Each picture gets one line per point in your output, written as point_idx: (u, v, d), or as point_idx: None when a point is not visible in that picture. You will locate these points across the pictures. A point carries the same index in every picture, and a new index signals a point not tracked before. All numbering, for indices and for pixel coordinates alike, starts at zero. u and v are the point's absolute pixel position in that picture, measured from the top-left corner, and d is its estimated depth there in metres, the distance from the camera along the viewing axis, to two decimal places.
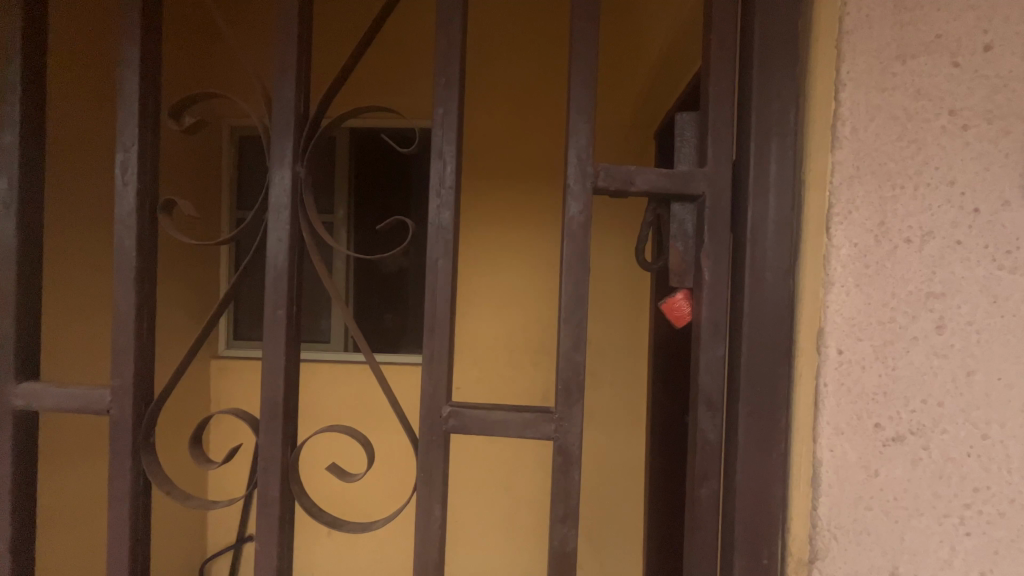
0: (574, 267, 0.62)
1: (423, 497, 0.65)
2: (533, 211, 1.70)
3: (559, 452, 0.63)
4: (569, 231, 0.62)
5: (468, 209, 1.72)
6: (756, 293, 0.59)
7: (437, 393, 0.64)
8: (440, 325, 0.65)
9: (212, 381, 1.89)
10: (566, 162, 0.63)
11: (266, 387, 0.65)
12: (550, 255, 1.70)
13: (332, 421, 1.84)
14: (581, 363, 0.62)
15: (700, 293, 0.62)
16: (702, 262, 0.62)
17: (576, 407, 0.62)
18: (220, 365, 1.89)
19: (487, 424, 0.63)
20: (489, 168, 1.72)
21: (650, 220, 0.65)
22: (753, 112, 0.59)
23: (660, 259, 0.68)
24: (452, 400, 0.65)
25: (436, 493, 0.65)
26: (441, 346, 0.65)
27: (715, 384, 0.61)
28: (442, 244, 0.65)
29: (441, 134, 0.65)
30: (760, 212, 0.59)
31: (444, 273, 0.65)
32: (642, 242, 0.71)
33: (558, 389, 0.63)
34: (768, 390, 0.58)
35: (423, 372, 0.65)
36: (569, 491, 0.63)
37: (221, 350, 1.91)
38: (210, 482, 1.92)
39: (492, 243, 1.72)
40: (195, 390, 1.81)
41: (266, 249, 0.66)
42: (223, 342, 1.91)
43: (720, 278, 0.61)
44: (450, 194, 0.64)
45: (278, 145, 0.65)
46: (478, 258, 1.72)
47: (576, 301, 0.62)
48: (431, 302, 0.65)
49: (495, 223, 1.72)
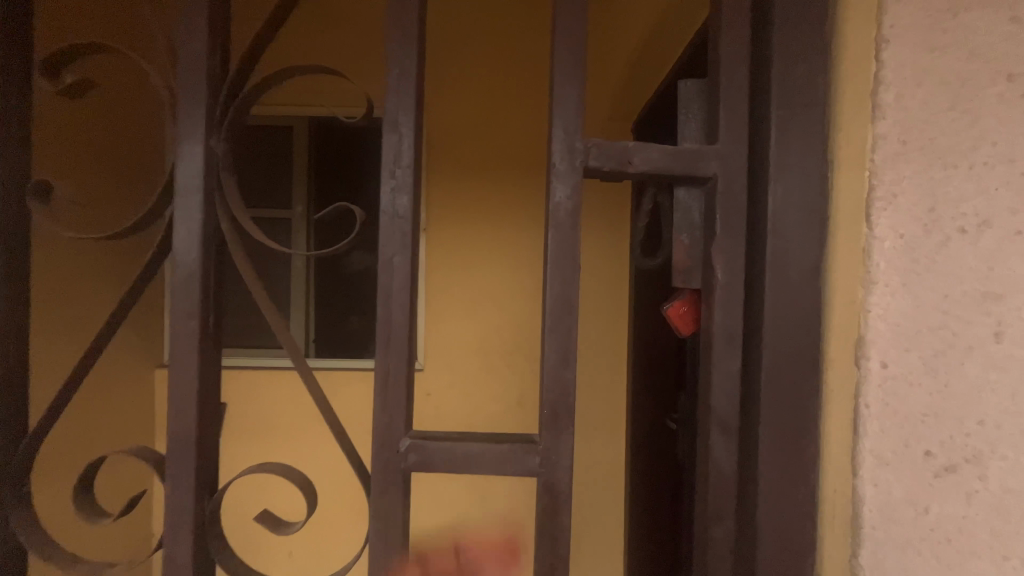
0: (559, 265, 0.51)
1: (379, 550, 0.52)
2: (507, 204, 1.58)
3: (544, 491, 0.52)
4: (555, 220, 0.51)
5: (436, 208, 1.59)
6: (779, 294, 0.49)
7: (393, 422, 0.52)
8: (395, 339, 0.52)
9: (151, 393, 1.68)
10: (550, 138, 0.52)
11: (174, 420, 0.52)
12: (525, 250, 1.59)
13: (286, 438, 1.69)
14: (570, 383, 0.51)
15: (712, 296, 0.51)
16: (713, 258, 0.51)
17: (566, 437, 0.51)
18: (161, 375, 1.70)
19: (456, 460, 0.52)
20: (460, 159, 1.59)
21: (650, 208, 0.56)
22: (774, 78, 0.49)
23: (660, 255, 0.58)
24: (411, 431, 0.53)
25: (393, 547, 0.53)
26: (399, 364, 0.52)
27: (730, 403, 0.51)
28: (399, 239, 0.52)
29: (396, 101, 0.53)
30: (784, 197, 0.49)
31: (401, 274, 0.52)
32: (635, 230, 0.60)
33: (543, 415, 0.51)
34: (797, 411, 0.49)
35: (375, 396, 0.52)
36: (556, 536, 0.52)
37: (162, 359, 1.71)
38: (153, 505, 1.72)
39: (463, 239, 1.59)
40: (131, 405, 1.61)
41: (172, 244, 0.52)
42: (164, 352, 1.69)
43: (733, 279, 0.51)
44: (408, 174, 0.52)
45: (185, 112, 0.51)
46: (446, 259, 1.59)
47: (563, 305, 0.51)
48: (385, 310, 0.52)
49: (462, 219, 1.59)
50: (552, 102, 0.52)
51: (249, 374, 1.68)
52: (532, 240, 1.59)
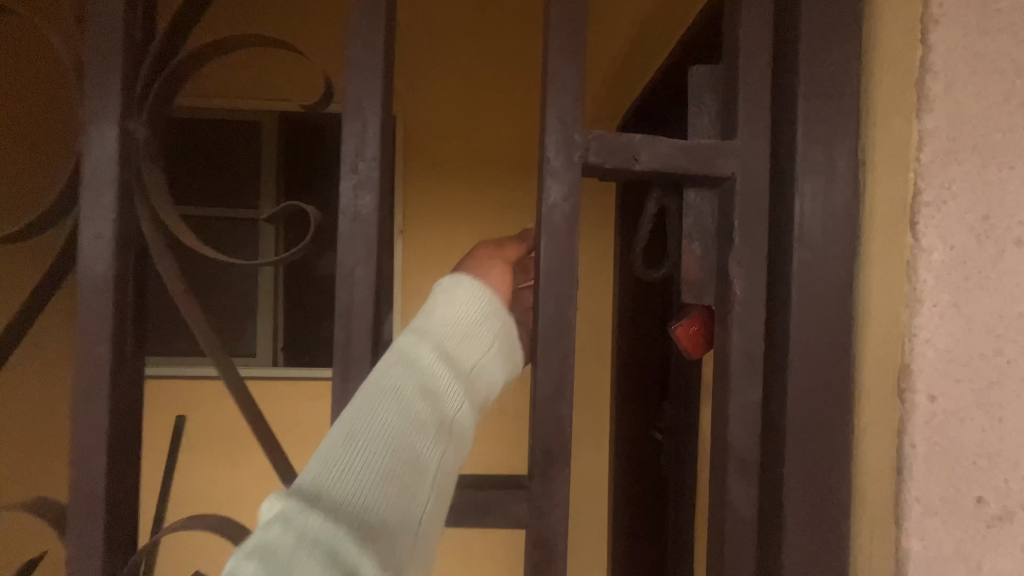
0: (552, 278, 0.43)
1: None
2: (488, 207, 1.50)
3: (535, 546, 0.44)
4: (548, 225, 0.43)
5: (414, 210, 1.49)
6: (808, 315, 0.42)
7: None
8: (354, 365, 0.44)
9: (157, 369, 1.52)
10: (543, 127, 0.44)
11: (79, 470, 0.42)
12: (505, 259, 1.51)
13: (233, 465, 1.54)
14: (566, 418, 0.43)
15: (729, 316, 0.45)
16: (731, 271, 0.45)
17: (561, 481, 0.43)
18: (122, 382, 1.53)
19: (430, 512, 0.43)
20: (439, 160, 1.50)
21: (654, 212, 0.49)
22: (801, 63, 0.43)
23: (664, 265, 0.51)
24: None
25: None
26: None
27: (749, 438, 0.44)
28: (361, 248, 0.44)
29: (360, 80, 0.44)
30: (813, 201, 0.42)
31: (363, 288, 0.44)
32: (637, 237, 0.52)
33: (534, 455, 0.43)
34: (829, 450, 0.42)
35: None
36: None
37: None
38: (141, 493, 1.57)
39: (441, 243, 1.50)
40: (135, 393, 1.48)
41: (79, 252, 0.42)
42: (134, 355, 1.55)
43: (754, 295, 0.44)
44: (373, 168, 0.44)
45: (96, 90, 0.42)
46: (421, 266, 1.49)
47: (558, 326, 0.43)
48: (345, 330, 0.44)
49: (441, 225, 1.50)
50: (544, 88, 0.44)
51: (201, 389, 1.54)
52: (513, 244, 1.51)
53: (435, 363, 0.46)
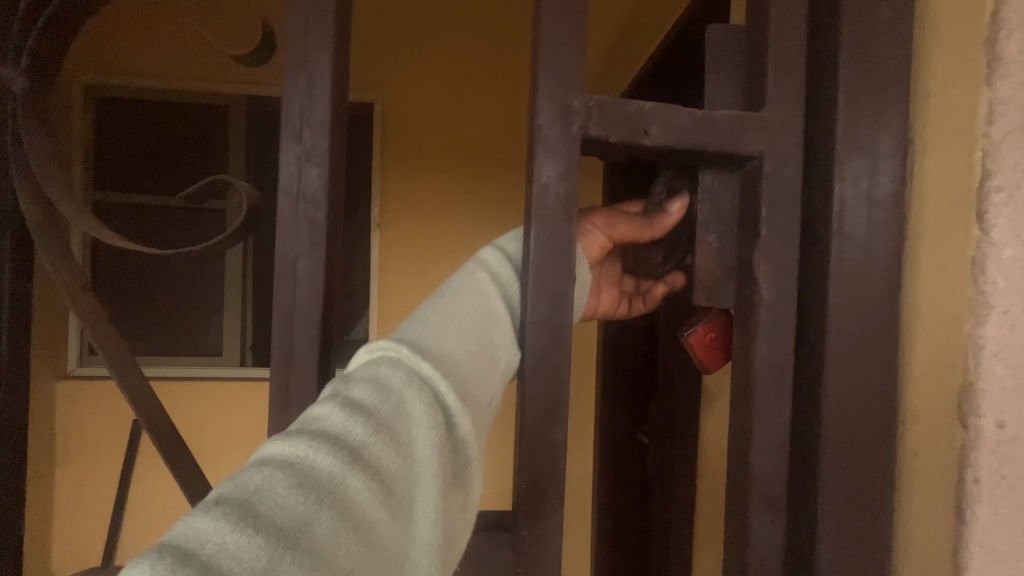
0: (542, 278, 0.35)
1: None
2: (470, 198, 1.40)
3: None
4: (540, 209, 0.35)
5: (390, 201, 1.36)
6: (847, 323, 0.35)
7: None
8: (295, 385, 0.36)
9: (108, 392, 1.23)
10: (535, 90, 0.36)
11: None
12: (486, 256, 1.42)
13: (154, 505, 1.25)
14: (559, 445, 0.36)
15: (753, 321, 0.37)
16: (756, 270, 0.37)
17: (552, 522, 0.36)
18: (68, 392, 1.21)
19: None
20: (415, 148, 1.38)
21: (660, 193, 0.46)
22: (846, 18, 0.35)
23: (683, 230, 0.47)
24: None
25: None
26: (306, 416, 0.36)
27: (776, 468, 0.37)
28: (305, 236, 0.35)
29: (306, 25, 0.35)
30: (855, 187, 0.36)
31: (309, 285, 0.35)
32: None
33: (520, 491, 0.36)
34: (869, 484, 0.35)
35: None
36: None
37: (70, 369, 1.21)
38: (65, 536, 1.24)
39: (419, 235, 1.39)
40: (110, 410, 1.23)
41: None
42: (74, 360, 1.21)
43: (782, 297, 0.37)
44: (321, 136, 0.35)
45: None
46: (394, 263, 1.37)
47: (551, 334, 0.35)
48: (287, 338, 0.36)
49: (416, 219, 1.37)
50: (536, 41, 0.36)
51: (123, 410, 1.23)
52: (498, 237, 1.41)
53: (502, 265, 0.41)
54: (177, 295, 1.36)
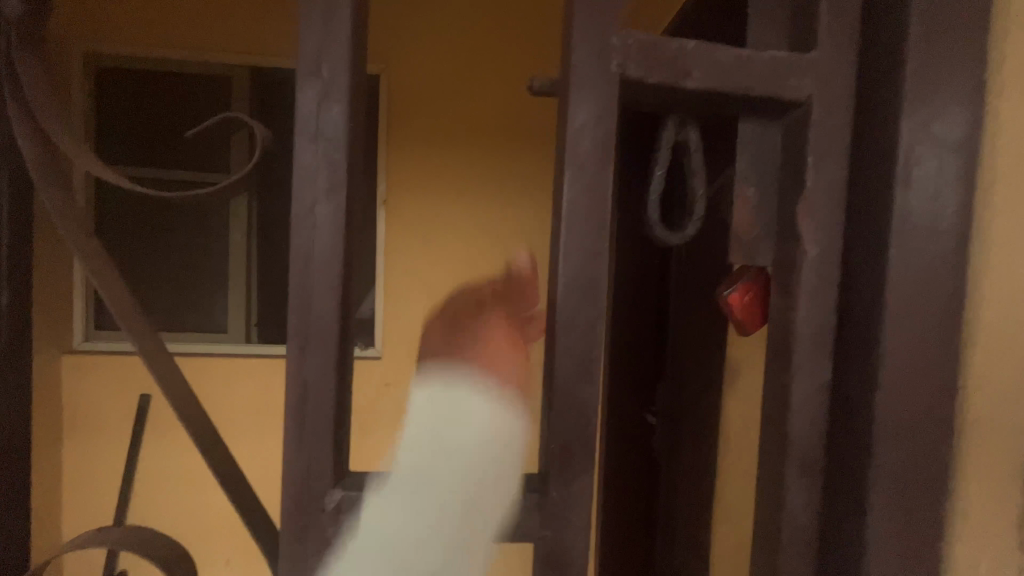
0: (577, 229, 0.33)
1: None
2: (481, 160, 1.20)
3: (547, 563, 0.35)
4: (574, 154, 0.33)
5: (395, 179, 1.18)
6: (902, 288, 0.34)
7: (315, 459, 0.34)
8: (314, 335, 0.34)
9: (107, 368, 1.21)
10: (570, 24, 0.33)
11: None
12: (505, 252, 1.26)
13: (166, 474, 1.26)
14: (591, 404, 0.34)
15: (795, 279, 0.36)
16: (800, 225, 0.35)
17: (582, 486, 0.34)
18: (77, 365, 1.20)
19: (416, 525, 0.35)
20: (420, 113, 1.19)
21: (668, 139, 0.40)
22: None
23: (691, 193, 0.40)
24: (343, 475, 0.36)
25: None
26: (326, 371, 0.34)
27: (814, 429, 0.36)
28: (324, 175, 0.33)
29: None
30: (922, 128, 0.33)
31: (329, 233, 0.33)
32: (690, 210, 0.40)
33: (550, 451, 0.34)
34: (927, 457, 0.34)
35: (288, 416, 0.35)
36: None
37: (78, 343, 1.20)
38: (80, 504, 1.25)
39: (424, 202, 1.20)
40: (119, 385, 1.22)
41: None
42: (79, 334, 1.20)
43: (826, 252, 0.35)
44: (342, 71, 0.33)
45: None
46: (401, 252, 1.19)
47: (583, 289, 0.33)
48: (306, 288, 0.34)
49: (427, 206, 1.20)
50: None
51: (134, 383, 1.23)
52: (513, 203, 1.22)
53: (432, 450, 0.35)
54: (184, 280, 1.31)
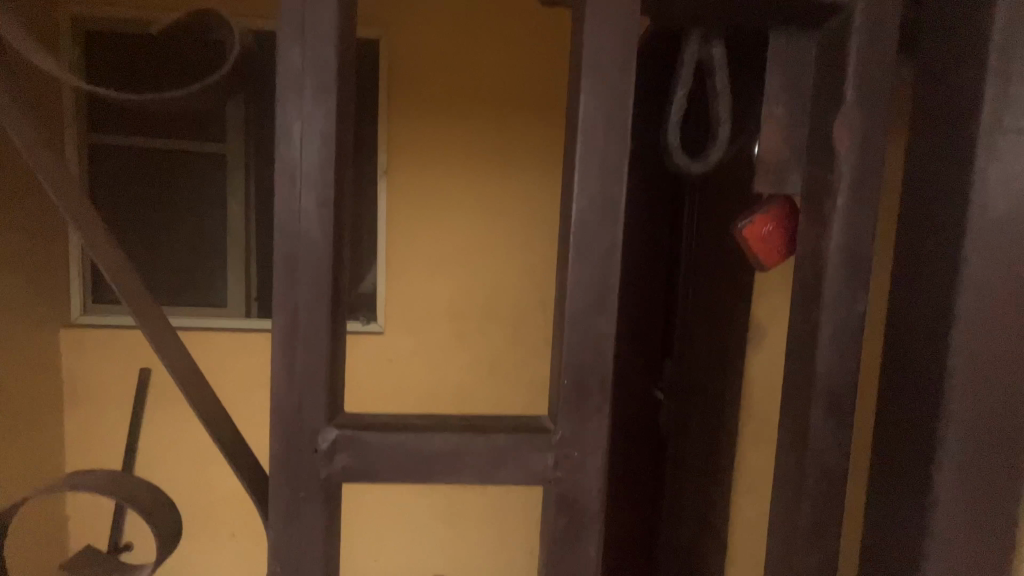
0: (594, 143, 0.30)
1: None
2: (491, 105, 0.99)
3: (559, 499, 0.34)
4: (597, 57, 0.30)
5: (400, 150, 0.97)
6: (982, 251, 0.37)
7: (306, 398, 0.32)
8: (303, 257, 0.31)
9: (101, 340, 1.02)
10: None
11: None
12: (536, 209, 1.01)
13: None
14: (608, 336, 0.32)
15: (828, 206, 0.34)
16: (837, 146, 0.33)
17: (597, 424, 0.33)
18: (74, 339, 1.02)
19: (416, 469, 0.33)
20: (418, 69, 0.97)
21: (692, 59, 0.36)
22: None
23: (713, 124, 0.37)
24: (339, 417, 0.34)
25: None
26: (312, 299, 0.32)
27: (842, 361, 0.35)
28: (314, 75, 0.30)
29: None
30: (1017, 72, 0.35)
31: (314, 144, 0.31)
32: (713, 136, 0.37)
33: (564, 386, 0.32)
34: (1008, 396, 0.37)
35: (275, 350, 0.32)
36: (578, 560, 0.35)
37: (78, 317, 1.01)
38: None
39: (434, 157, 0.98)
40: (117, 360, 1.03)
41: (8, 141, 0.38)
42: (78, 307, 1.01)
43: (865, 175, 0.33)
44: None
45: None
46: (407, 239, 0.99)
47: (606, 209, 0.31)
48: (290, 203, 0.31)
49: (438, 186, 0.99)
50: None
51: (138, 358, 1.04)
52: (535, 150, 1.00)
53: None
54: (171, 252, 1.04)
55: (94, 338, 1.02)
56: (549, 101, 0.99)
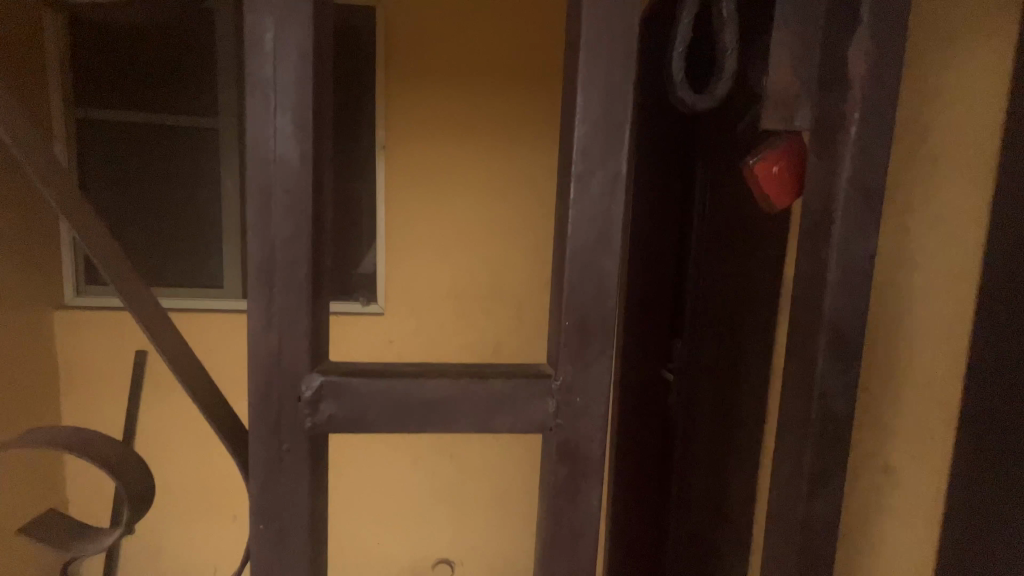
0: (597, 67, 0.30)
1: (271, 543, 0.36)
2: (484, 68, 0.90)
3: (561, 448, 0.33)
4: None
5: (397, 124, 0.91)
6: None
7: (284, 334, 0.33)
8: (276, 191, 0.32)
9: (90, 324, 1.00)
10: None
11: None
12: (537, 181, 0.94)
13: None
14: (606, 272, 0.31)
15: (843, 137, 0.34)
16: (853, 73, 0.33)
17: (599, 367, 0.32)
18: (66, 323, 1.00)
19: (399, 411, 0.34)
20: (406, 38, 0.89)
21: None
22: None
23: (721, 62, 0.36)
24: (320, 364, 0.35)
25: (298, 563, 0.36)
26: (289, 228, 0.32)
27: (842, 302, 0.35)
28: (290, 4, 0.31)
29: None
30: None
31: (290, 75, 0.31)
32: (718, 71, 0.36)
33: (565, 326, 0.32)
34: None
35: (252, 295, 0.33)
36: (582, 511, 0.34)
37: (69, 300, 0.99)
38: None
39: (425, 124, 0.91)
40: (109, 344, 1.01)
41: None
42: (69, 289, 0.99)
43: (883, 102, 0.33)
44: None
45: None
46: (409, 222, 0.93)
47: (609, 136, 0.30)
48: (261, 129, 0.32)
49: (436, 170, 0.93)
50: None
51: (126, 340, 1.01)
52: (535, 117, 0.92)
53: None
54: (158, 235, 1.01)
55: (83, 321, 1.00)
56: (548, 70, 0.91)
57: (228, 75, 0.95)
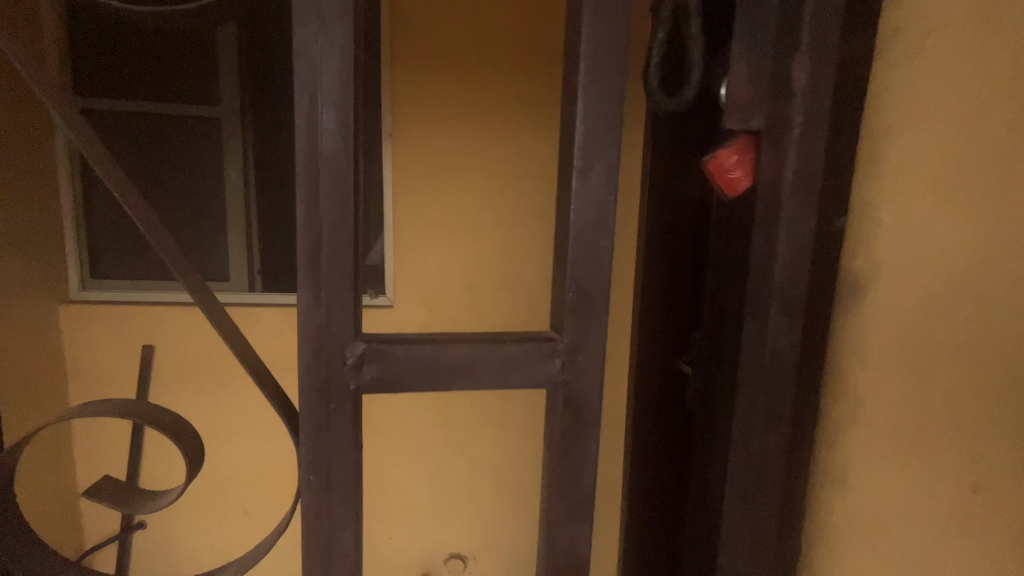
0: (594, 80, 0.36)
1: (322, 488, 0.43)
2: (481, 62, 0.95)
3: (566, 400, 0.41)
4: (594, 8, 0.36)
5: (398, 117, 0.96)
6: None
7: (331, 307, 0.40)
8: (324, 184, 0.38)
9: (96, 316, 1.02)
10: None
11: None
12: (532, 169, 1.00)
13: None
14: (601, 248, 0.39)
15: (788, 137, 0.46)
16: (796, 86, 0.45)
17: (597, 331, 0.40)
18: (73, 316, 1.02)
19: (433, 370, 0.41)
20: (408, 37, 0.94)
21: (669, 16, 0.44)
22: None
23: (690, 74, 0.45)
24: (364, 334, 0.41)
25: (342, 505, 0.43)
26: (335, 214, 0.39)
27: None
28: (335, 26, 0.37)
29: None
30: None
31: (333, 84, 0.37)
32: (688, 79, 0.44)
33: (569, 297, 0.39)
34: None
35: (303, 277, 0.39)
36: (583, 452, 0.42)
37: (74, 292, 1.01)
38: None
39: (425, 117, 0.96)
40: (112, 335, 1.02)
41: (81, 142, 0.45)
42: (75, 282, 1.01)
43: (816, 107, 0.45)
44: None
45: None
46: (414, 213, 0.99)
47: (602, 133, 0.37)
48: (309, 130, 0.38)
49: (435, 165, 0.98)
50: None
51: (131, 332, 1.02)
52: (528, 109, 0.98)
53: None
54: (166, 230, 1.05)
55: (90, 313, 1.02)
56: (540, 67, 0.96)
57: (232, 73, 0.99)
